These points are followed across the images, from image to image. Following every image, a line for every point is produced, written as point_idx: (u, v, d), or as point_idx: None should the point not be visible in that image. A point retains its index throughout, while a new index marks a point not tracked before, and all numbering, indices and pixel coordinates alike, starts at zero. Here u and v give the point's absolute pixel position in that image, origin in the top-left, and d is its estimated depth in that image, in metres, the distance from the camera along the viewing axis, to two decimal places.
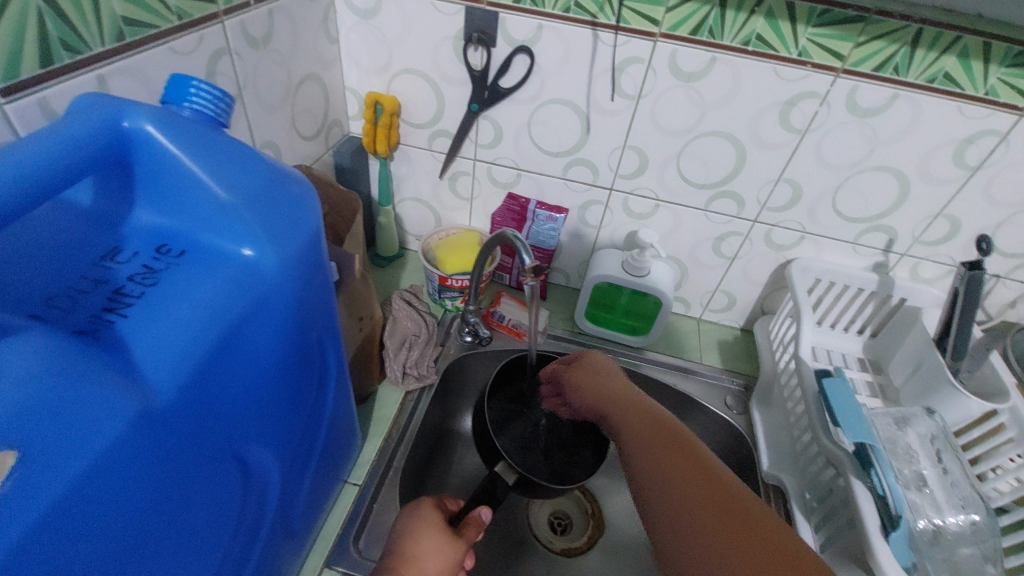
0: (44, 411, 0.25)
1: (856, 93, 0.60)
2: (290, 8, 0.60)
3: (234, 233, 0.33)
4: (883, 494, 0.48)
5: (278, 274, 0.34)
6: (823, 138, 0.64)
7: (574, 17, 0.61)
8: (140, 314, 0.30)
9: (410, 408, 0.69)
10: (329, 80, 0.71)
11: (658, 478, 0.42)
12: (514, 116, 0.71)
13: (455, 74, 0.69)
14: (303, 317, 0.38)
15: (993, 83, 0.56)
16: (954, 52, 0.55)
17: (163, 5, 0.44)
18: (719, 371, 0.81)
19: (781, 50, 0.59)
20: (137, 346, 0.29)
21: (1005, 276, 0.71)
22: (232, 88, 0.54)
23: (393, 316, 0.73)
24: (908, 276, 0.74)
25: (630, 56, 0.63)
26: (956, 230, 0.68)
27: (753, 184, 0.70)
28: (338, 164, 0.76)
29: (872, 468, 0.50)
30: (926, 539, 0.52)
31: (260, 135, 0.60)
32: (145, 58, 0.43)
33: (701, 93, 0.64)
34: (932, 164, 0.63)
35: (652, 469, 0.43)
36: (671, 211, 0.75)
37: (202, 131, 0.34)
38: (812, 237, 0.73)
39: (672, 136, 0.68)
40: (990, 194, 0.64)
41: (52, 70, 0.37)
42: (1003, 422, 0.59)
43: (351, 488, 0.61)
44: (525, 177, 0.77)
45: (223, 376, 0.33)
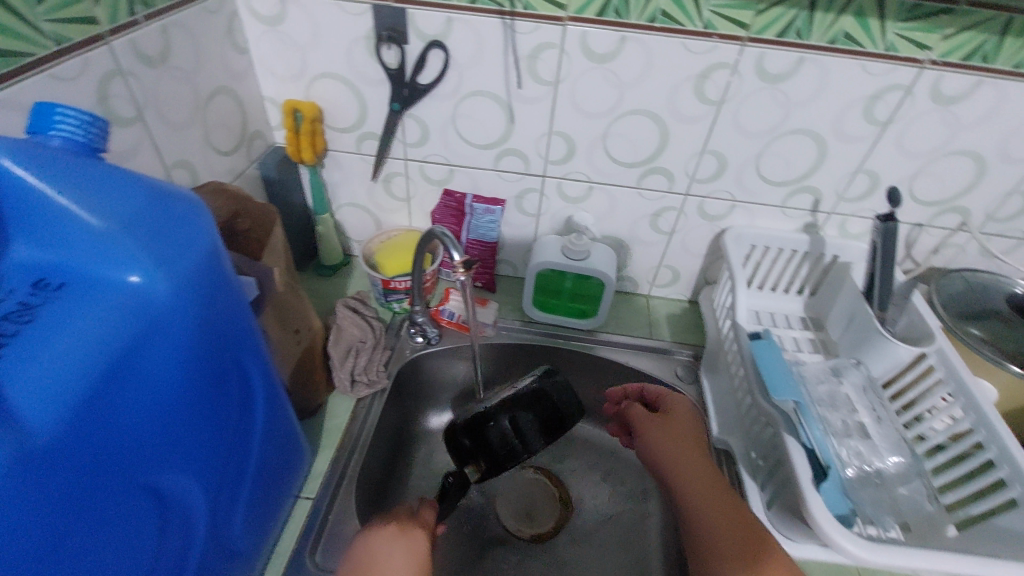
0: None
1: (764, 60, 0.61)
2: (186, 22, 0.58)
3: (115, 259, 0.32)
4: (811, 446, 0.52)
5: (169, 298, 0.34)
6: (739, 107, 0.65)
7: (481, 7, 0.61)
8: (15, 351, 0.29)
9: (362, 415, 0.69)
10: (244, 92, 0.69)
11: (716, 532, 0.48)
12: (437, 112, 0.71)
13: (373, 75, 0.69)
14: (210, 340, 0.37)
15: (891, 39, 0.58)
16: (850, 12, 0.57)
17: (34, 29, 0.43)
18: (669, 344, 0.82)
19: (687, 24, 0.60)
20: (13, 385, 0.28)
21: (927, 224, 0.73)
22: (130, 109, 0.52)
23: (337, 325, 0.72)
24: (838, 234, 0.77)
25: (542, 42, 0.63)
26: (875, 185, 0.70)
27: (679, 158, 0.71)
28: (265, 176, 0.74)
29: (800, 423, 0.53)
30: (864, 485, 0.54)
31: (170, 155, 0.58)
32: (20, 86, 0.42)
33: (616, 73, 0.64)
34: (845, 123, 0.65)
35: (709, 522, 0.49)
36: (605, 192, 0.76)
37: (69, 159, 0.33)
38: (743, 205, 0.75)
39: (594, 118, 0.69)
40: (903, 146, 0.66)
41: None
42: (932, 364, 0.61)
43: (305, 502, 0.60)
44: (458, 172, 0.77)
45: (119, 407, 0.32)
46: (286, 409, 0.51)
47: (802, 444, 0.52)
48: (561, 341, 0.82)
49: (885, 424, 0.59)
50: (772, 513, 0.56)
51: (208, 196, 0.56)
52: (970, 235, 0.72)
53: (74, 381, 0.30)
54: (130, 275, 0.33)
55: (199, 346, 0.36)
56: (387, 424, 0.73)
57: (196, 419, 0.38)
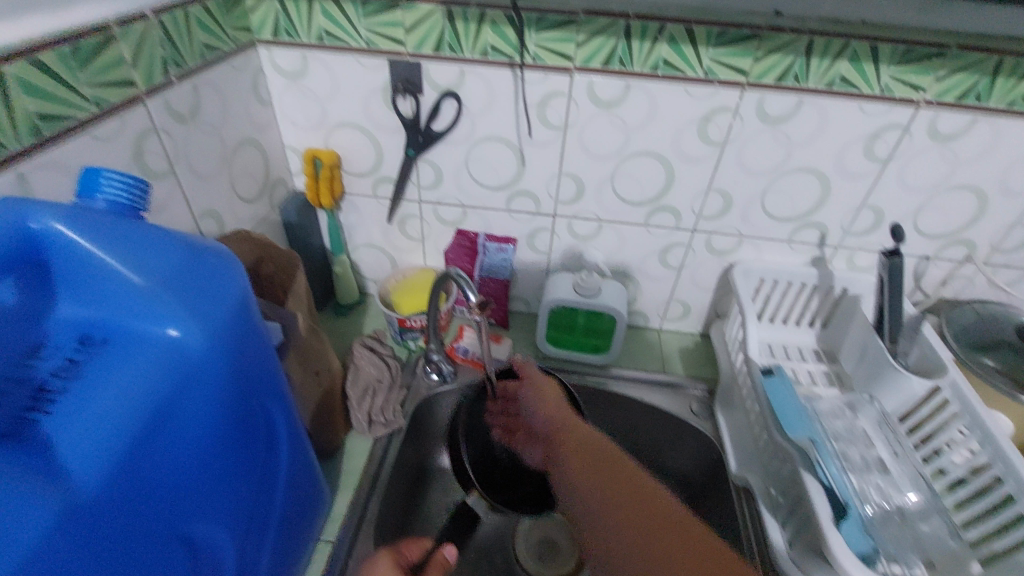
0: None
1: (764, 104, 0.64)
2: (216, 80, 0.61)
3: (154, 316, 0.34)
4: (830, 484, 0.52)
5: (202, 350, 0.35)
6: (743, 147, 0.68)
7: (492, 60, 0.64)
8: (63, 408, 0.31)
9: (380, 455, 0.69)
10: (267, 142, 0.73)
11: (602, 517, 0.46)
12: (451, 157, 0.74)
13: (389, 123, 0.72)
14: (240, 387, 0.39)
15: (887, 81, 0.61)
16: (846, 57, 0.59)
17: (79, 96, 0.45)
18: (683, 378, 0.83)
19: (689, 71, 0.62)
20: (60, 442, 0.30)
21: (933, 256, 0.74)
22: (163, 164, 0.55)
23: (355, 364, 0.73)
24: (846, 266, 0.78)
25: (551, 91, 0.66)
26: (880, 219, 0.72)
27: (686, 196, 0.73)
28: (285, 221, 0.77)
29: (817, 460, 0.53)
30: (888, 522, 0.53)
31: (198, 205, 0.61)
32: (65, 149, 0.44)
33: (623, 118, 0.67)
34: (846, 161, 0.67)
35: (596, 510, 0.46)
36: (615, 230, 0.78)
37: (113, 221, 0.35)
38: (750, 240, 0.76)
39: (602, 160, 0.71)
40: (904, 182, 0.68)
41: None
42: (946, 398, 0.61)
43: (326, 545, 0.61)
44: (471, 213, 0.80)
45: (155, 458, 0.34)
46: (309, 449, 0.52)
47: (822, 483, 0.51)
48: (574, 376, 0.82)
49: (903, 459, 0.58)
50: (794, 552, 0.56)
51: (235, 244, 0.59)
52: (977, 266, 0.73)
53: (115, 436, 0.31)
54: (167, 330, 0.34)
55: (230, 394, 0.37)
56: (404, 463, 0.73)
57: (225, 465, 0.39)
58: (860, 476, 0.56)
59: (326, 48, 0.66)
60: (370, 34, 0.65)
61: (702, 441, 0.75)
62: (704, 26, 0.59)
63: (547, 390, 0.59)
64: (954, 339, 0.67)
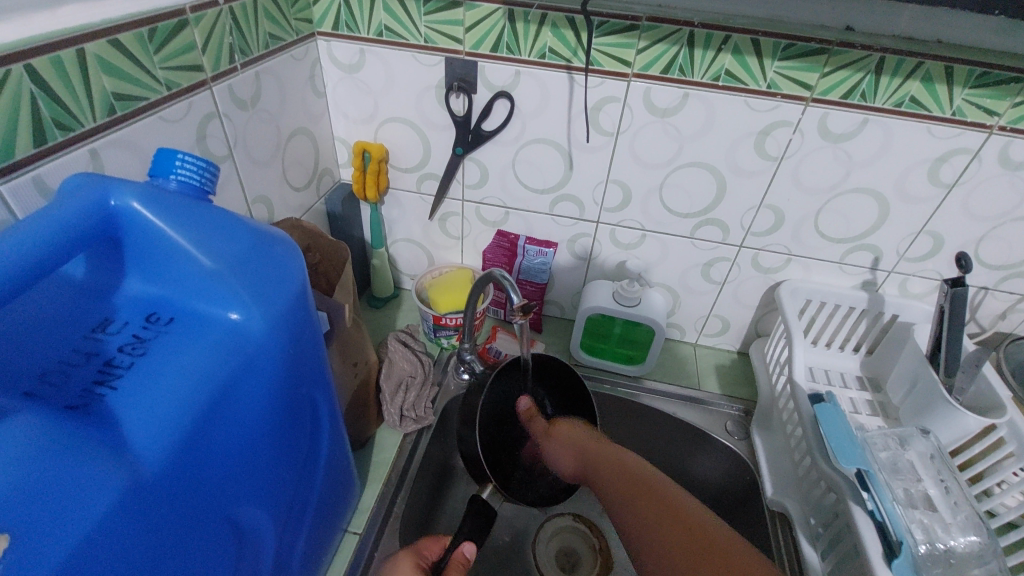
0: (32, 489, 0.26)
1: (827, 120, 0.62)
2: (276, 69, 0.62)
3: (219, 299, 0.34)
4: (881, 518, 0.50)
5: (263, 336, 0.35)
6: (800, 163, 0.66)
7: (549, 62, 0.64)
8: (130, 385, 0.31)
9: (409, 451, 0.69)
10: (319, 132, 0.73)
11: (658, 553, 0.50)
12: (498, 157, 0.74)
13: (439, 120, 0.72)
14: (292, 374, 0.39)
15: (959, 103, 0.58)
16: (917, 77, 0.57)
17: (152, 78, 0.46)
18: (719, 396, 0.80)
19: (751, 83, 0.61)
20: (126, 418, 0.30)
21: (993, 288, 0.71)
22: (223, 148, 0.56)
23: (389, 358, 0.74)
24: (897, 292, 0.75)
25: (606, 96, 0.65)
26: (939, 246, 0.69)
27: (736, 211, 0.71)
28: (330, 211, 0.78)
29: (869, 492, 0.52)
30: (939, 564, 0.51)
31: (251, 190, 0.61)
32: (136, 128, 0.45)
33: (678, 127, 0.66)
34: (909, 184, 0.65)
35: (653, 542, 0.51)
36: (658, 240, 0.77)
37: (185, 202, 0.35)
38: (799, 258, 0.74)
39: (653, 169, 0.70)
40: (969, 209, 0.65)
41: (45, 148, 0.39)
42: (1003, 436, 0.58)
43: (351, 537, 0.60)
44: (513, 214, 0.79)
45: (213, 441, 0.34)
46: (344, 440, 0.52)
47: (873, 518, 0.50)
48: (606, 386, 0.81)
49: (955, 497, 0.55)
50: None
51: (284, 231, 0.59)
52: None
53: (178, 416, 0.31)
54: (229, 314, 0.34)
55: (283, 380, 0.37)
56: (431, 460, 0.73)
57: (273, 450, 0.39)
58: (905, 511, 0.54)
59: (384, 43, 0.67)
60: (429, 31, 0.65)
61: (736, 462, 0.74)
62: (771, 38, 0.57)
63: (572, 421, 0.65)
64: (1012, 375, 0.64)
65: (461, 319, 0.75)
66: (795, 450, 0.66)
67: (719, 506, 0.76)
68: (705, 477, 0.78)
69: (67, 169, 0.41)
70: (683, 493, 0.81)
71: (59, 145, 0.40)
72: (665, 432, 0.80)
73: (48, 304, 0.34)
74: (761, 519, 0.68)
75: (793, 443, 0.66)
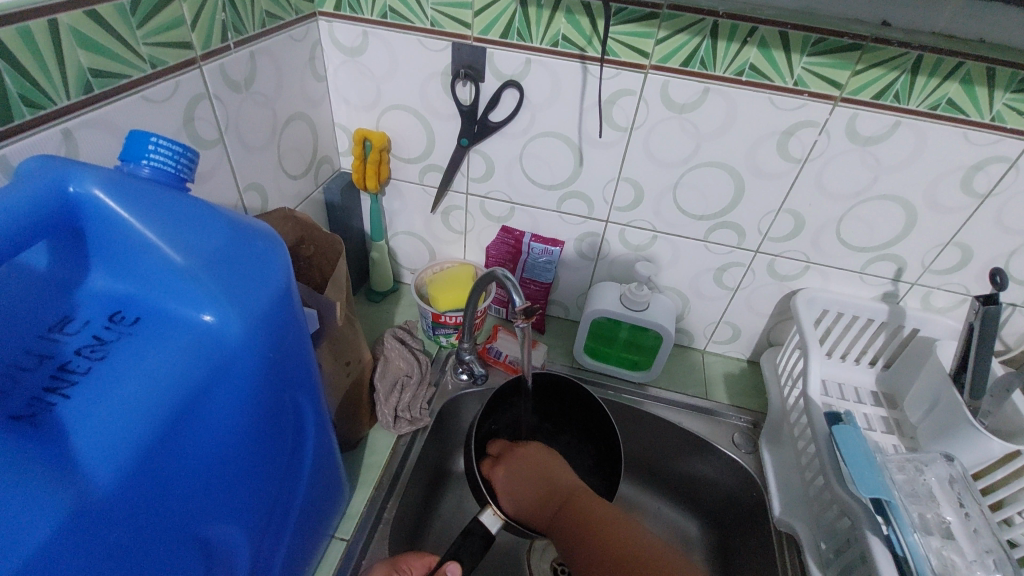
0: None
1: (856, 122, 0.58)
2: (273, 50, 0.59)
3: (191, 299, 0.32)
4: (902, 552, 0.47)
5: (240, 340, 0.32)
6: (825, 167, 0.62)
7: (562, 51, 0.60)
8: (86, 394, 0.29)
9: (402, 453, 0.67)
10: (318, 118, 0.70)
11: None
12: (505, 150, 0.70)
13: (444, 109, 0.68)
14: (273, 381, 0.36)
15: (999, 108, 0.54)
16: (957, 79, 0.53)
17: (135, 54, 0.43)
18: (727, 408, 0.77)
19: (776, 79, 0.57)
20: (79, 434, 0.27)
21: (1022, 304, 0.67)
22: (213, 132, 0.53)
23: (385, 356, 0.70)
24: (920, 306, 0.72)
25: (620, 88, 0.61)
26: (967, 259, 0.65)
27: (753, 214, 0.68)
28: (328, 201, 0.75)
29: (890, 525, 0.48)
30: None
31: (244, 177, 0.59)
32: (117, 108, 0.42)
33: (696, 124, 0.62)
34: (939, 193, 0.61)
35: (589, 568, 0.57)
36: (670, 242, 0.73)
37: (156, 191, 0.33)
38: (817, 266, 0.71)
39: (667, 167, 0.66)
40: (1002, 221, 0.61)
41: (13, 127, 0.36)
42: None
43: (339, 544, 0.58)
44: (518, 210, 0.76)
45: (181, 457, 0.31)
46: (332, 442, 0.49)
47: (892, 551, 0.48)
48: (610, 392, 0.79)
49: (980, 527, 0.52)
50: None
51: (276, 222, 0.56)
52: None
53: (141, 433, 0.29)
54: (202, 315, 0.32)
55: (263, 389, 0.35)
56: (425, 463, 0.71)
57: (250, 461, 0.36)
58: (922, 540, 0.51)
59: (388, 25, 0.63)
60: (435, 14, 0.61)
61: (741, 477, 0.71)
62: (801, 31, 0.53)
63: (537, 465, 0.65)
64: None
65: (462, 317, 0.72)
66: (806, 468, 0.63)
67: (722, 519, 0.74)
68: (707, 487, 0.75)
69: (37, 151, 0.38)
70: (684, 503, 0.78)
71: (28, 124, 0.37)
72: (669, 441, 0.77)
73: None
74: (767, 537, 0.65)
75: (804, 460, 0.63)
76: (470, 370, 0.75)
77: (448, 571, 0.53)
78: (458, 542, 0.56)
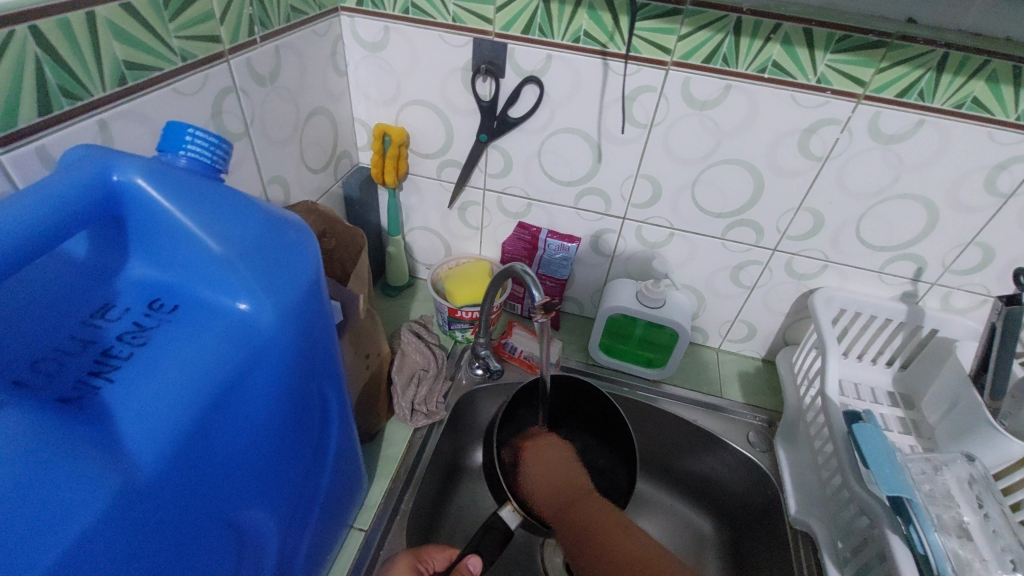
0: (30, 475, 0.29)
1: (689, 84, 0.70)
2: (297, 45, 0.70)
3: (240, 291, 0.38)
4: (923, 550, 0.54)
5: (271, 328, 0.38)
6: (669, 129, 0.74)
7: (459, 25, 0.73)
8: (126, 379, 0.35)
9: (419, 444, 0.79)
10: (338, 112, 0.83)
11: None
12: (405, 122, 0.85)
13: (379, 95, 0.84)
14: (298, 368, 0.42)
15: (824, 70, 0.65)
16: (778, 40, 0.64)
17: (168, 49, 0.52)
18: (655, 383, 0.93)
19: (608, 44, 0.69)
20: (122, 414, 0.33)
21: (880, 271, 0.81)
22: (240, 124, 0.63)
23: (403, 351, 0.84)
24: (787, 272, 0.85)
25: (484, 58, 0.74)
26: (820, 224, 0.78)
27: (615, 180, 0.82)
28: (348, 194, 0.90)
29: (911, 523, 0.55)
30: None
31: (268, 170, 0.70)
32: (147, 101, 0.51)
33: (550, 91, 0.75)
34: (780, 156, 0.73)
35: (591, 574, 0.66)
36: (543, 208, 0.89)
37: (188, 180, 0.39)
38: (680, 232, 0.85)
39: (530, 134, 0.81)
40: (845, 184, 0.74)
41: (52, 118, 0.44)
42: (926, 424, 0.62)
43: (357, 533, 0.69)
44: (489, 195, 0.90)
45: (214, 430, 0.37)
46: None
47: None
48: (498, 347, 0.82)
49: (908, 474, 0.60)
50: None
51: (303, 214, 0.71)
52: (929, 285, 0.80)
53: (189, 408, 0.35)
54: (236, 307, 0.38)
55: (289, 373, 0.41)
56: None
57: (276, 437, 0.42)
58: None
59: None
60: None
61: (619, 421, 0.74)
62: None
63: (548, 461, 0.74)
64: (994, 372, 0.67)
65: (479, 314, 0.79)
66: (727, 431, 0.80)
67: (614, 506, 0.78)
68: (717, 484, 0.89)
69: (76, 140, 0.46)
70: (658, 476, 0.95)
71: (69, 116, 0.45)
72: (669, 432, 0.91)
73: (46, 286, 0.37)
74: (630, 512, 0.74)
75: None
76: (486, 366, 0.86)
77: (469, 563, 0.64)
78: (480, 535, 0.67)
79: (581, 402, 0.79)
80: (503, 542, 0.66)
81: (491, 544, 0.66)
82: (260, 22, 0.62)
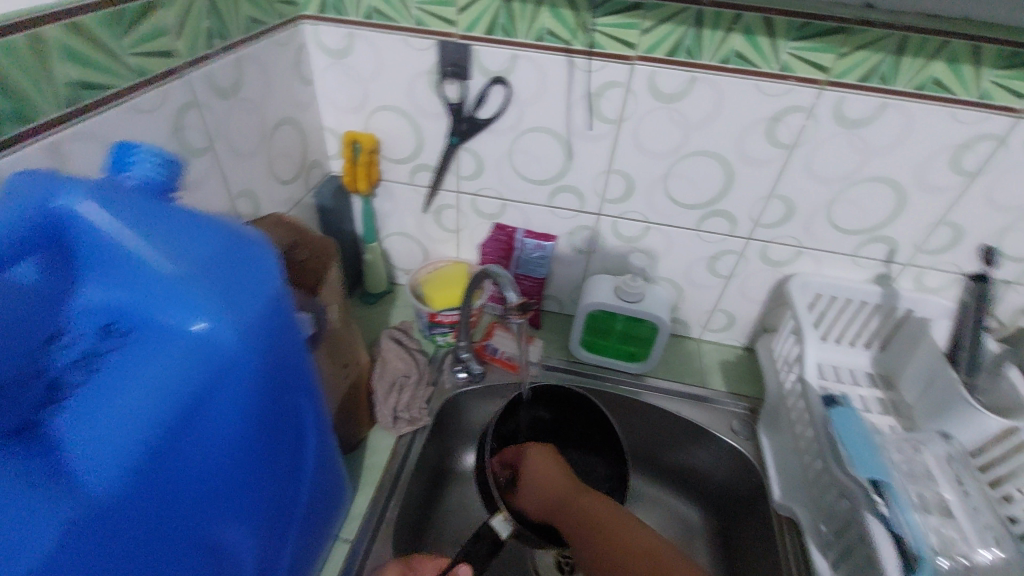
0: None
1: (655, 79, 0.72)
2: (259, 56, 0.69)
3: (196, 311, 0.37)
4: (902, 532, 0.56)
5: (232, 345, 0.38)
6: (637, 126, 0.76)
7: (422, 29, 0.74)
8: (79, 411, 0.34)
9: (404, 451, 0.80)
10: (306, 121, 0.83)
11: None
12: (382, 130, 0.86)
13: (342, 101, 0.84)
14: (267, 381, 0.41)
15: (785, 58, 0.67)
16: (739, 31, 0.66)
17: (122, 65, 0.51)
18: (636, 375, 0.95)
19: (573, 42, 0.71)
20: (77, 444, 0.33)
21: (855, 254, 0.84)
22: (203, 138, 0.62)
23: (384, 358, 0.84)
24: (762, 260, 0.88)
25: (453, 59, 0.75)
26: (791, 211, 0.81)
27: (586, 178, 0.84)
28: (321, 205, 0.89)
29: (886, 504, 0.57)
30: None
31: (236, 184, 0.70)
32: (107, 118, 0.50)
33: (518, 90, 0.77)
34: (747, 144, 0.75)
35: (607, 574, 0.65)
36: (520, 209, 0.90)
37: (141, 200, 0.39)
38: (655, 226, 0.87)
39: (500, 135, 0.82)
40: (814, 169, 0.76)
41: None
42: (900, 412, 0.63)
43: (343, 545, 0.69)
44: (509, 207, 0.90)
45: (178, 450, 0.37)
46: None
47: None
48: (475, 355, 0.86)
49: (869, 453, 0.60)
50: None
51: (272, 227, 0.69)
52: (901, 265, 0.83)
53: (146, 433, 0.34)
54: (193, 325, 0.37)
55: (257, 386, 0.40)
56: None
57: (247, 452, 0.41)
58: None
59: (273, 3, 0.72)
60: None
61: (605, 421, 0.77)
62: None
63: (545, 461, 0.75)
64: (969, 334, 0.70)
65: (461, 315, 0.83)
66: None
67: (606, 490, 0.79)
68: (704, 475, 0.90)
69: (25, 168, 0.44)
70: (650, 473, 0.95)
71: (14, 140, 0.43)
72: (654, 424, 0.93)
73: None
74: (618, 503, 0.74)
75: None
76: (468, 369, 0.90)
77: (459, 570, 0.66)
78: (469, 546, 0.70)
79: (569, 396, 0.81)
80: (493, 552, 0.70)
81: (480, 554, 0.69)
82: (219, 34, 0.62)
